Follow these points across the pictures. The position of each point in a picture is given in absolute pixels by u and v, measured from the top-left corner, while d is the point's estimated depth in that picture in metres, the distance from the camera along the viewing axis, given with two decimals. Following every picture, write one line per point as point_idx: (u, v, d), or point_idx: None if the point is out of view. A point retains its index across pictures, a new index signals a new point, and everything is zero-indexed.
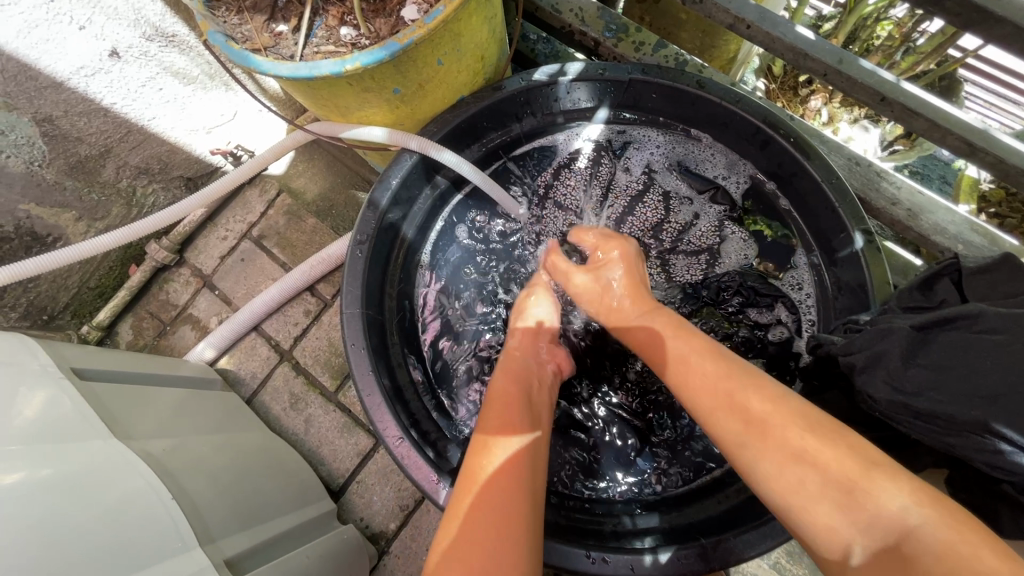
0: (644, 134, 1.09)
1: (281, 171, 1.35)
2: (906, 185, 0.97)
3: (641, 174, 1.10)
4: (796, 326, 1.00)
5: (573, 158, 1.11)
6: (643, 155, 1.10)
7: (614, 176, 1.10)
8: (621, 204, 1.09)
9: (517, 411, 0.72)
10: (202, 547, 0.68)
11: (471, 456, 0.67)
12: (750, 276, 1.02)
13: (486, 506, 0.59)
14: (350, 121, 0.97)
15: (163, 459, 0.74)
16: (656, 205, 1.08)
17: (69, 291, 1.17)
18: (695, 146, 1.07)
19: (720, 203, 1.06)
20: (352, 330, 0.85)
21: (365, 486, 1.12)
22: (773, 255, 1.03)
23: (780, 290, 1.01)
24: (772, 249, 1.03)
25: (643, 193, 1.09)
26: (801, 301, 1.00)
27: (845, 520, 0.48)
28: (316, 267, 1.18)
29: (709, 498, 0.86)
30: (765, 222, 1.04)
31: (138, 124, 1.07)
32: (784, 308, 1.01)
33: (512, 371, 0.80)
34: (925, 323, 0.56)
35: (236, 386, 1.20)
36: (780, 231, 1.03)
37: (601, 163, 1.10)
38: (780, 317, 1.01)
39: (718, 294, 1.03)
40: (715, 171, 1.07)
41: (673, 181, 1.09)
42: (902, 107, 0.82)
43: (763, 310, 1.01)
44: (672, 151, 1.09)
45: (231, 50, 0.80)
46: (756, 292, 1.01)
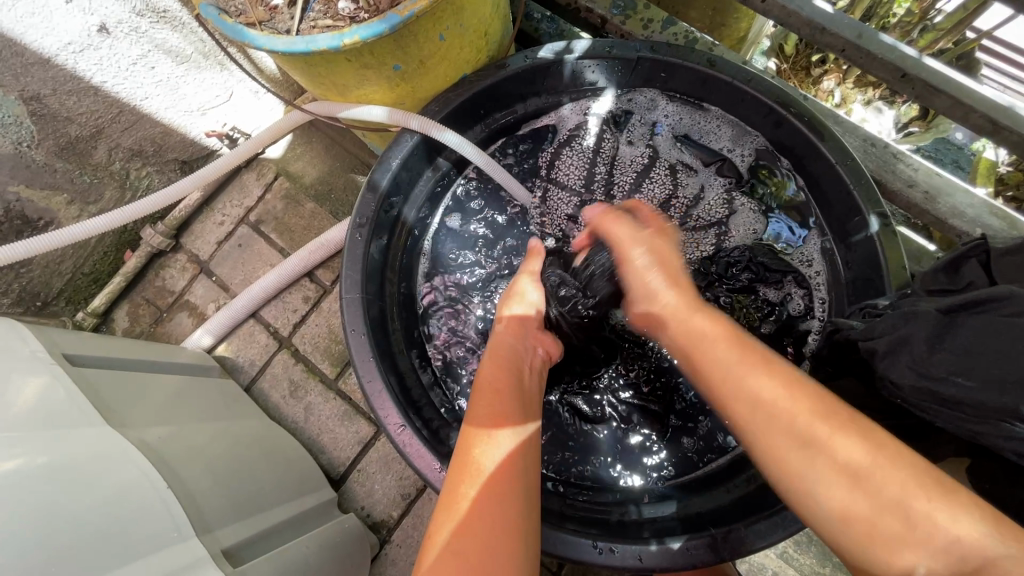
0: (649, 106, 1.05)
1: (278, 154, 1.31)
2: (923, 167, 0.94)
3: (647, 147, 1.06)
4: (808, 306, 0.97)
5: (575, 132, 1.06)
6: (647, 127, 1.06)
7: (618, 151, 1.06)
8: (625, 180, 1.05)
9: (508, 403, 0.69)
10: (199, 537, 0.66)
11: (460, 451, 0.64)
12: (760, 252, 0.98)
13: (483, 512, 0.56)
14: (349, 100, 0.93)
15: (160, 449, 0.72)
16: (663, 179, 1.04)
17: (62, 276, 1.14)
18: (701, 118, 1.03)
19: (726, 174, 1.03)
20: (352, 315, 0.82)
21: (366, 474, 1.10)
22: (783, 231, 1.00)
23: (790, 265, 0.98)
24: (783, 225, 1.00)
25: (649, 166, 1.05)
26: (811, 278, 0.98)
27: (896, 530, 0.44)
28: (315, 253, 1.16)
29: (717, 487, 0.85)
30: (775, 196, 1.00)
31: (130, 105, 1.03)
32: (795, 285, 0.98)
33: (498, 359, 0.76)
34: (952, 306, 0.53)
35: (234, 373, 1.18)
36: (790, 203, 1.00)
37: (604, 137, 1.05)
38: (791, 293, 0.97)
39: (728, 270, 0.98)
40: (721, 143, 1.03)
41: (677, 153, 1.05)
42: (923, 85, 0.79)
43: (773, 288, 0.98)
44: (680, 121, 1.04)
45: (223, 23, 0.77)
46: (765, 268, 0.97)
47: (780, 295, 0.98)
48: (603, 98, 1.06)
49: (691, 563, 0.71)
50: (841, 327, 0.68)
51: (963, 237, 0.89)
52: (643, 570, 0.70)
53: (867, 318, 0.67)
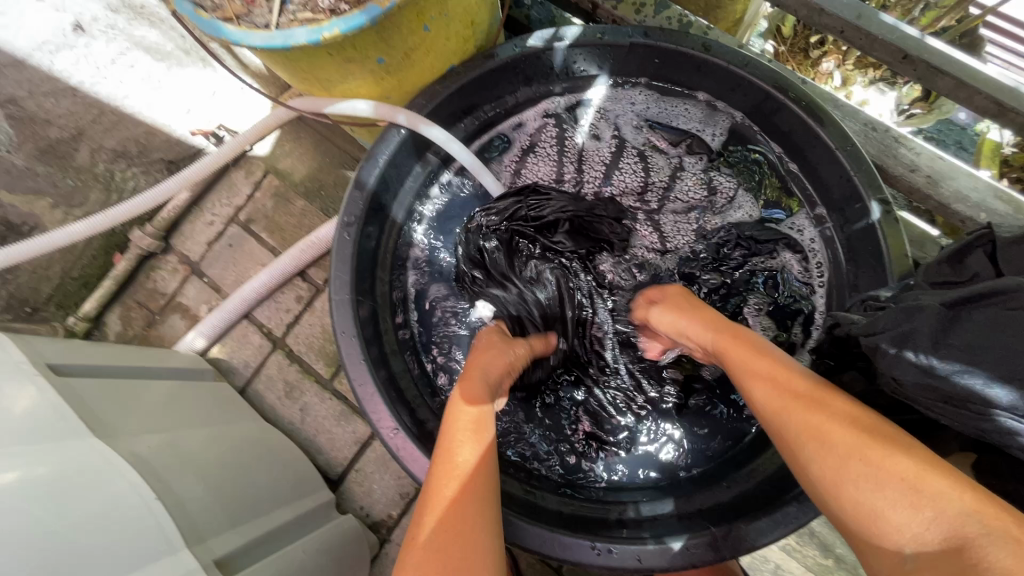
0: (618, 96, 1.03)
1: (265, 151, 1.29)
2: (926, 151, 0.91)
3: (613, 137, 1.04)
4: (807, 275, 0.96)
5: (537, 136, 1.04)
6: (611, 115, 1.04)
7: (582, 147, 1.04)
8: (596, 175, 1.03)
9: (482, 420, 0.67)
10: (190, 548, 0.65)
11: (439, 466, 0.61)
12: (746, 226, 0.98)
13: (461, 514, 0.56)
14: (334, 95, 0.91)
15: (151, 460, 0.71)
16: (635, 167, 1.02)
17: (51, 282, 1.13)
18: (673, 103, 1.02)
19: (698, 151, 1.02)
20: (342, 317, 0.81)
21: (364, 474, 1.09)
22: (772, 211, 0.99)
23: (780, 233, 0.97)
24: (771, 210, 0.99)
25: (619, 152, 1.03)
26: (808, 248, 0.96)
27: (900, 515, 0.46)
28: (304, 252, 1.14)
29: (717, 484, 0.84)
30: (752, 172, 1.00)
31: (110, 105, 1.01)
32: (787, 250, 0.97)
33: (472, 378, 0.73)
34: (956, 300, 0.52)
35: (229, 375, 1.17)
36: (771, 185, 0.99)
37: (567, 136, 1.04)
38: (785, 260, 0.97)
39: (718, 251, 0.98)
40: (690, 123, 1.02)
41: (644, 137, 1.03)
42: (926, 65, 0.76)
43: (768, 262, 0.97)
44: (647, 108, 1.03)
45: (199, 20, 0.75)
46: (754, 241, 0.97)
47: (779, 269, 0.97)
48: (595, 89, 1.03)
49: (692, 563, 0.70)
50: (842, 321, 0.66)
51: (967, 222, 0.87)
52: (642, 571, 0.69)
53: (868, 311, 0.65)
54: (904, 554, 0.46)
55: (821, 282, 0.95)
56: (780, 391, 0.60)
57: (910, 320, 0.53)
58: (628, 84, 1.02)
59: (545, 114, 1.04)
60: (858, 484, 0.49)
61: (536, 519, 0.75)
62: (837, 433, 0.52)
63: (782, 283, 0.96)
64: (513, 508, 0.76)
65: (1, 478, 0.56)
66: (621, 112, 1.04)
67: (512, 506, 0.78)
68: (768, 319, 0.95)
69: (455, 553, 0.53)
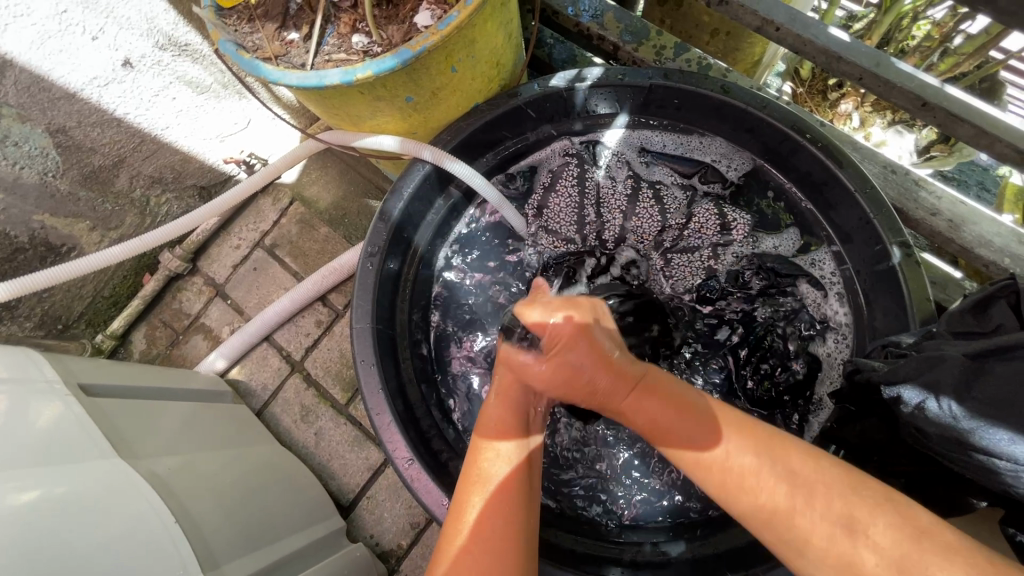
0: (641, 136, 1.05)
1: (293, 179, 1.33)
2: (947, 195, 0.91)
3: (628, 177, 1.04)
4: (823, 312, 0.94)
5: (558, 173, 1.04)
6: (631, 155, 1.05)
7: (601, 186, 1.04)
8: (615, 217, 1.02)
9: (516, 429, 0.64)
10: (205, 574, 0.65)
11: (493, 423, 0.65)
12: (769, 258, 0.97)
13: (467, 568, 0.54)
14: (362, 130, 0.94)
15: (170, 480, 0.72)
16: (653, 203, 1.02)
17: (83, 300, 1.17)
18: (691, 139, 1.03)
19: (712, 182, 1.03)
20: (362, 345, 0.82)
21: (375, 502, 1.09)
22: (789, 241, 0.98)
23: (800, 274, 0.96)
24: (787, 238, 0.98)
25: (636, 192, 1.03)
26: (824, 284, 0.96)
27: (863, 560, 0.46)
28: (325, 278, 1.17)
29: (733, 527, 0.82)
30: (768, 210, 1.00)
31: (151, 134, 1.06)
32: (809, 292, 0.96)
33: (521, 365, 0.72)
34: (980, 352, 0.51)
35: (247, 397, 1.18)
36: (788, 219, 0.99)
37: (587, 176, 1.04)
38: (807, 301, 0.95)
39: (738, 280, 0.97)
40: (706, 155, 1.03)
41: (659, 172, 1.05)
42: (944, 113, 0.77)
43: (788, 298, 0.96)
44: (659, 146, 1.04)
45: (241, 59, 0.78)
46: (775, 274, 0.96)
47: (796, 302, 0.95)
48: (613, 130, 1.05)
49: None
50: (862, 367, 0.64)
51: (990, 267, 0.86)
52: None
53: (889, 358, 0.64)
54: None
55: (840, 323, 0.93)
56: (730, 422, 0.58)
57: (933, 370, 0.53)
58: (647, 125, 1.04)
59: (565, 153, 1.05)
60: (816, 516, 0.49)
61: (550, 558, 0.74)
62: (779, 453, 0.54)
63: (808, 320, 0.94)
64: None
65: (17, 497, 0.57)
66: (635, 152, 1.05)
67: None
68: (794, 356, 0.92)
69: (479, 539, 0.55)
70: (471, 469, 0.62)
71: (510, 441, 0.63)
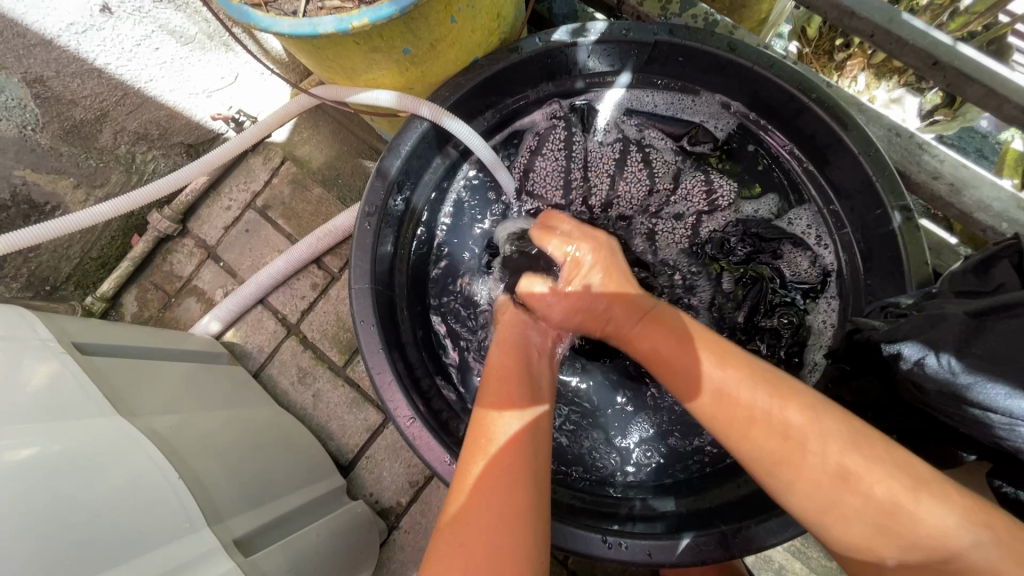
0: (632, 98, 1.03)
1: (284, 137, 1.29)
2: (949, 158, 0.91)
3: (617, 139, 1.04)
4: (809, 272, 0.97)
5: (546, 137, 1.04)
6: (621, 118, 1.04)
7: (589, 152, 1.04)
8: (603, 183, 1.03)
9: (517, 387, 0.66)
10: (211, 527, 0.66)
11: (491, 381, 0.68)
12: (753, 223, 0.99)
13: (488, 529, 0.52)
14: (358, 84, 0.91)
15: (170, 438, 0.72)
16: (641, 169, 1.03)
17: (70, 261, 1.14)
18: (688, 99, 1.01)
19: (702, 143, 1.02)
20: (361, 306, 0.81)
21: (374, 462, 1.11)
22: (775, 200, 1.00)
23: (786, 234, 0.98)
24: (774, 201, 1.00)
25: (624, 158, 1.03)
26: (815, 244, 0.98)
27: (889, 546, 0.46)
28: (320, 240, 1.15)
29: (727, 483, 0.84)
30: (750, 175, 1.01)
31: (134, 87, 1.02)
32: (801, 257, 0.98)
33: (508, 345, 0.74)
34: (982, 309, 0.52)
35: (243, 359, 1.18)
36: (777, 181, 1.00)
37: (576, 141, 1.03)
38: (799, 265, 0.98)
39: (724, 246, 1.00)
40: (697, 116, 1.02)
41: (649, 136, 1.04)
42: (956, 72, 0.76)
43: (774, 259, 0.98)
44: (652, 107, 1.03)
45: (228, 4, 0.74)
46: (760, 239, 0.98)
47: (782, 262, 0.98)
48: (614, 88, 1.03)
49: (702, 560, 0.70)
50: (862, 326, 0.65)
51: (988, 231, 0.87)
52: (652, 565, 0.70)
53: (888, 318, 0.65)
54: (886, 564, 0.47)
55: (830, 288, 0.96)
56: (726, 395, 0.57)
57: (934, 328, 0.53)
58: (644, 83, 1.02)
59: (552, 116, 1.04)
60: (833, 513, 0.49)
61: (548, 509, 0.76)
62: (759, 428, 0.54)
63: (798, 281, 0.97)
64: None
65: (17, 454, 0.56)
66: (624, 116, 1.04)
67: None
68: (786, 316, 0.95)
69: (481, 533, 0.51)
70: (471, 440, 0.61)
71: (516, 407, 0.63)
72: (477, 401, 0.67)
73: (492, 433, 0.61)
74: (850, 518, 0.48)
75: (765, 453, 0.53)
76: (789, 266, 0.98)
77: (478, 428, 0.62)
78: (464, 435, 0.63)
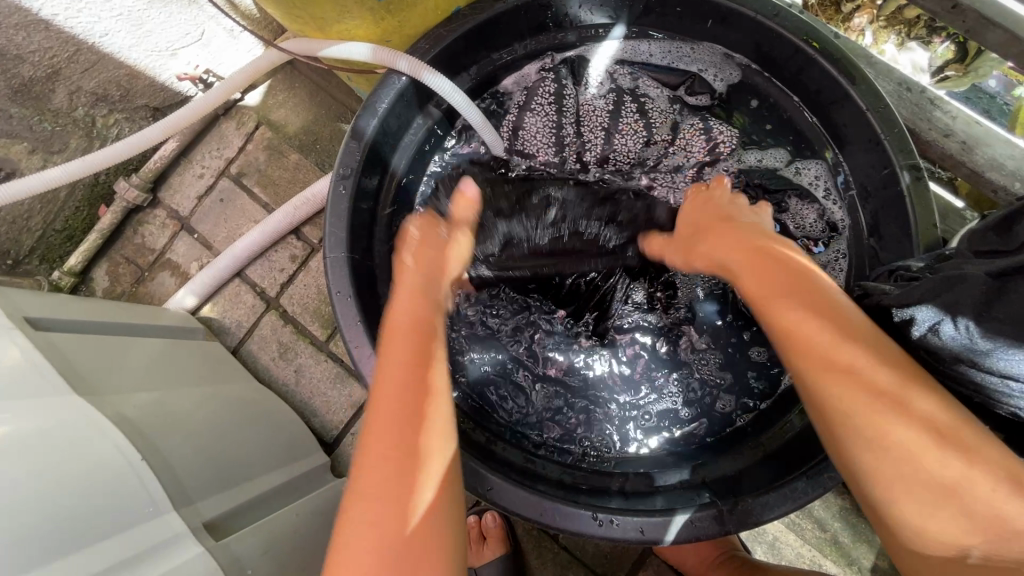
0: (626, 46, 0.96)
1: (257, 101, 1.21)
2: (962, 114, 0.86)
3: (610, 90, 0.97)
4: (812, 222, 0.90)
5: (534, 91, 0.96)
6: (615, 68, 0.97)
7: (581, 106, 0.96)
8: (597, 137, 0.96)
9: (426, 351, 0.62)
10: (177, 511, 0.62)
11: (410, 362, 0.60)
12: (756, 173, 0.93)
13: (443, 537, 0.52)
14: (329, 36, 0.84)
15: (135, 416, 0.68)
16: (637, 122, 0.95)
17: (32, 233, 1.07)
18: (685, 48, 0.94)
19: (699, 93, 0.96)
20: (336, 276, 0.76)
21: (360, 438, 1.08)
22: (782, 152, 0.93)
23: (791, 186, 0.91)
24: (780, 152, 0.93)
25: (618, 108, 0.96)
26: (822, 196, 0.91)
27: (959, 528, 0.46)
28: (297, 210, 1.09)
29: (723, 457, 0.82)
30: (752, 125, 0.95)
31: (87, 42, 0.92)
32: (809, 209, 0.91)
33: (423, 307, 0.66)
34: (1005, 270, 0.47)
35: (221, 335, 1.13)
36: (784, 133, 0.93)
37: (566, 94, 0.96)
38: (807, 218, 0.90)
39: None
40: (695, 64, 0.95)
41: (645, 86, 0.97)
42: (975, 16, 0.70)
43: (779, 212, 0.91)
44: (647, 55, 0.96)
45: None
46: (763, 190, 0.92)
47: (787, 215, 0.91)
48: (608, 42, 0.96)
49: (695, 536, 0.68)
50: (870, 291, 0.61)
51: (1000, 191, 0.83)
52: (644, 542, 0.67)
53: (898, 282, 0.60)
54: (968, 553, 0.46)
55: (840, 244, 0.89)
56: (828, 366, 0.50)
57: (949, 290, 0.48)
58: (637, 34, 0.95)
59: (542, 69, 0.96)
60: (910, 495, 0.47)
61: (533, 485, 0.73)
62: (866, 419, 0.48)
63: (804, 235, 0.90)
64: (514, 476, 0.74)
65: None
66: (619, 67, 0.97)
67: (512, 474, 0.75)
68: None
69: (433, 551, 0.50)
70: (400, 442, 0.54)
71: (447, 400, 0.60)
72: (396, 385, 0.57)
73: (432, 431, 0.56)
74: (941, 502, 0.46)
75: (868, 441, 0.48)
76: (793, 219, 0.90)
77: (406, 423, 0.56)
78: (388, 433, 0.55)
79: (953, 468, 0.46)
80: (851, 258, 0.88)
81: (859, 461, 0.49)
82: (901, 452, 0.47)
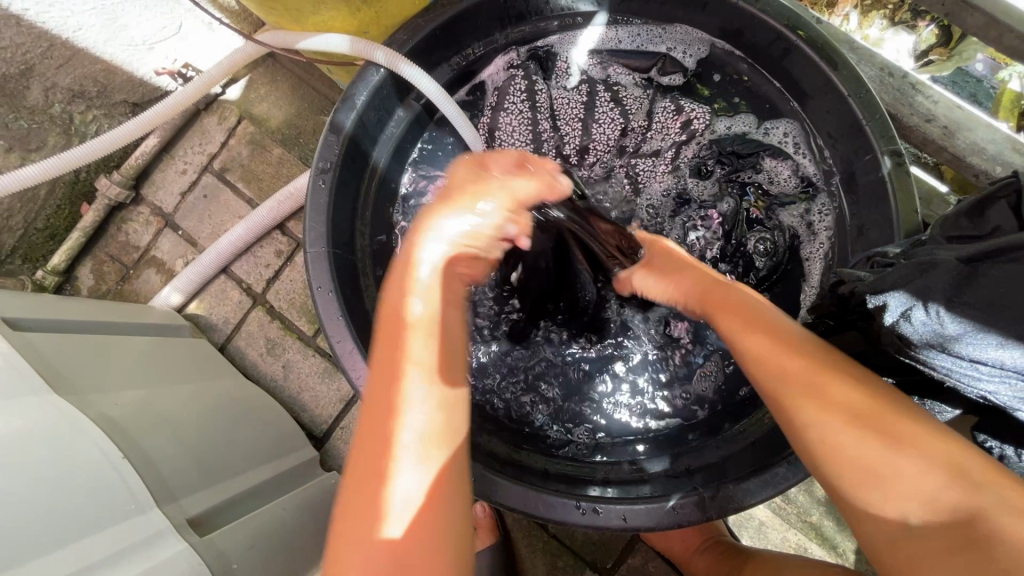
0: (590, 33, 0.96)
1: (237, 95, 1.20)
2: (944, 98, 0.86)
3: (581, 79, 0.97)
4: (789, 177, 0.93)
5: (506, 87, 0.96)
6: (585, 62, 0.97)
7: (554, 98, 0.97)
8: (574, 129, 0.96)
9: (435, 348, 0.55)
10: (160, 508, 0.63)
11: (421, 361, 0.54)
12: (728, 142, 0.94)
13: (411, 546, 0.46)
14: (306, 28, 0.83)
15: (116, 414, 0.68)
16: (612, 111, 0.96)
17: (13, 232, 1.06)
18: (652, 31, 0.94)
19: (671, 73, 0.96)
20: (317, 271, 0.76)
21: (349, 432, 1.08)
22: (753, 122, 0.94)
23: (763, 150, 0.93)
24: (750, 120, 0.94)
25: (591, 100, 0.97)
26: (793, 152, 0.92)
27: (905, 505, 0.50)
28: (281, 205, 1.08)
29: (707, 444, 0.82)
30: (721, 99, 0.95)
31: (61, 37, 0.91)
32: (783, 166, 0.93)
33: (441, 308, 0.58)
34: (976, 255, 0.48)
35: (208, 331, 1.13)
36: (751, 100, 0.94)
37: (537, 89, 0.96)
38: (782, 174, 0.93)
39: (701, 170, 0.95)
40: (663, 44, 0.95)
41: (615, 74, 0.97)
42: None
43: (756, 174, 0.94)
44: (613, 42, 0.96)
45: None
46: (737, 156, 0.94)
47: (762, 176, 0.94)
48: (592, 28, 0.95)
49: (679, 522, 0.68)
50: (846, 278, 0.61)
51: (981, 176, 0.83)
52: (628, 530, 0.68)
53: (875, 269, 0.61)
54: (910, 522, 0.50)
55: (819, 198, 0.91)
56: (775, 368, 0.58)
57: (923, 276, 0.49)
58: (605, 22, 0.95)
59: (510, 66, 0.96)
60: (874, 485, 0.51)
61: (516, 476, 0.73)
62: (818, 402, 0.55)
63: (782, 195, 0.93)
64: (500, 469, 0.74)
65: None
66: (588, 61, 0.97)
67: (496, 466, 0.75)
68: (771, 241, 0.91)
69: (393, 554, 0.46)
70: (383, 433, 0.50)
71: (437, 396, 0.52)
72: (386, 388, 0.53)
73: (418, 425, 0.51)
74: (895, 483, 0.50)
75: (828, 429, 0.54)
76: (770, 179, 0.93)
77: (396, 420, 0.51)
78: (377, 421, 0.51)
79: (906, 457, 0.51)
80: (832, 211, 0.89)
81: (815, 433, 0.55)
82: (854, 439, 0.52)
